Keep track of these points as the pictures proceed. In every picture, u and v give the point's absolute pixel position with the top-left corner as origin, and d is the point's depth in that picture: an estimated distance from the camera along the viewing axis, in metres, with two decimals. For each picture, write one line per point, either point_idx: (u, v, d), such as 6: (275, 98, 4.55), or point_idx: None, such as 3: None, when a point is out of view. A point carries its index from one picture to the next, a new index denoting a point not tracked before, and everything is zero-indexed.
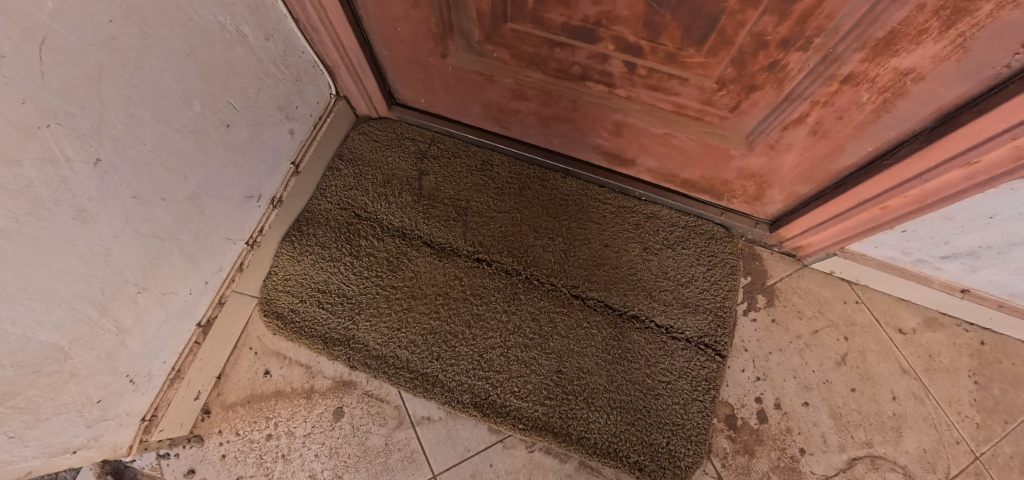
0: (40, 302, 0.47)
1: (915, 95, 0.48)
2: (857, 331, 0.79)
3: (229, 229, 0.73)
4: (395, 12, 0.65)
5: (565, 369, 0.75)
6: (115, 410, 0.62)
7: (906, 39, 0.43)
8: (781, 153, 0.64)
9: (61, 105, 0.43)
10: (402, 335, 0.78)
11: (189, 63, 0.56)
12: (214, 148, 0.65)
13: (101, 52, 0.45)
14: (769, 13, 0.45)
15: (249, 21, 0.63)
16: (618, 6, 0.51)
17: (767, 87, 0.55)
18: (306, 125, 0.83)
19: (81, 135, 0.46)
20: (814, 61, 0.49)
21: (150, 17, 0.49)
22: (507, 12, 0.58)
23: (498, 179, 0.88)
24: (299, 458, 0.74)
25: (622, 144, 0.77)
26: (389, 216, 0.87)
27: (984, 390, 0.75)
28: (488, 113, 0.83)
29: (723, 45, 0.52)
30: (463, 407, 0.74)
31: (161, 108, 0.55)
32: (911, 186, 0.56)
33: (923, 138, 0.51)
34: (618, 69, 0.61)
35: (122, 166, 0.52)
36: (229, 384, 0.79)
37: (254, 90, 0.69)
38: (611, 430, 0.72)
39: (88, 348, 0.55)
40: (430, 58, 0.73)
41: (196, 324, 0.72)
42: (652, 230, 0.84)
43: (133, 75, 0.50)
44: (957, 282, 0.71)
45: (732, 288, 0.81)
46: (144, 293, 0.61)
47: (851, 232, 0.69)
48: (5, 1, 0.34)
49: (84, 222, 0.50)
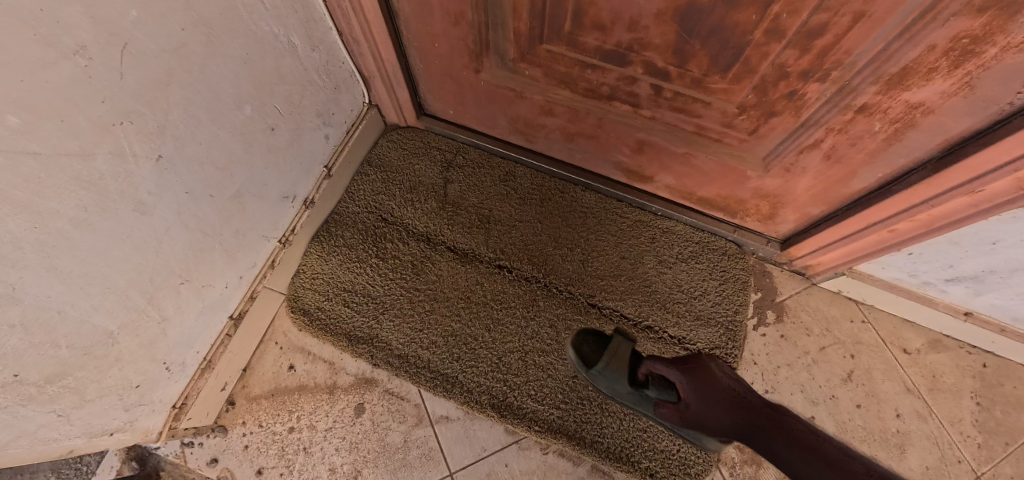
0: (97, 287, 0.50)
1: (924, 126, 0.51)
2: (863, 349, 0.82)
3: (265, 226, 0.76)
4: (434, 29, 0.70)
5: (580, 374, 0.78)
6: (150, 396, 0.65)
7: (918, 76, 0.46)
8: (796, 175, 0.68)
9: (133, 105, 0.47)
10: (424, 336, 0.81)
11: (244, 69, 0.60)
12: (259, 149, 0.69)
13: (172, 57, 0.49)
14: (792, 47, 0.49)
15: (299, 32, 0.67)
16: (650, 34, 0.55)
17: (786, 113, 0.59)
18: (339, 130, 0.87)
19: (147, 133, 0.50)
20: (831, 91, 0.53)
21: (215, 26, 0.53)
22: (543, 34, 0.62)
23: (520, 190, 0.92)
24: (320, 451, 0.77)
25: (643, 162, 0.81)
26: (415, 221, 0.90)
27: (986, 411, 0.78)
28: (514, 126, 0.86)
29: (747, 73, 0.56)
30: (481, 408, 0.76)
31: (217, 110, 0.59)
32: (919, 211, 0.59)
33: (931, 166, 0.55)
34: (645, 91, 0.65)
35: (179, 163, 0.55)
36: (254, 376, 0.81)
37: (298, 97, 0.73)
38: (624, 436, 0.75)
39: (133, 334, 0.58)
40: (464, 73, 0.77)
41: (228, 316, 0.75)
42: (667, 244, 0.88)
43: (196, 79, 0.53)
44: (961, 305, 0.74)
45: (743, 303, 0.84)
46: (186, 285, 0.64)
47: (861, 252, 0.72)
48: (95, 8, 0.38)
49: (142, 214, 0.53)
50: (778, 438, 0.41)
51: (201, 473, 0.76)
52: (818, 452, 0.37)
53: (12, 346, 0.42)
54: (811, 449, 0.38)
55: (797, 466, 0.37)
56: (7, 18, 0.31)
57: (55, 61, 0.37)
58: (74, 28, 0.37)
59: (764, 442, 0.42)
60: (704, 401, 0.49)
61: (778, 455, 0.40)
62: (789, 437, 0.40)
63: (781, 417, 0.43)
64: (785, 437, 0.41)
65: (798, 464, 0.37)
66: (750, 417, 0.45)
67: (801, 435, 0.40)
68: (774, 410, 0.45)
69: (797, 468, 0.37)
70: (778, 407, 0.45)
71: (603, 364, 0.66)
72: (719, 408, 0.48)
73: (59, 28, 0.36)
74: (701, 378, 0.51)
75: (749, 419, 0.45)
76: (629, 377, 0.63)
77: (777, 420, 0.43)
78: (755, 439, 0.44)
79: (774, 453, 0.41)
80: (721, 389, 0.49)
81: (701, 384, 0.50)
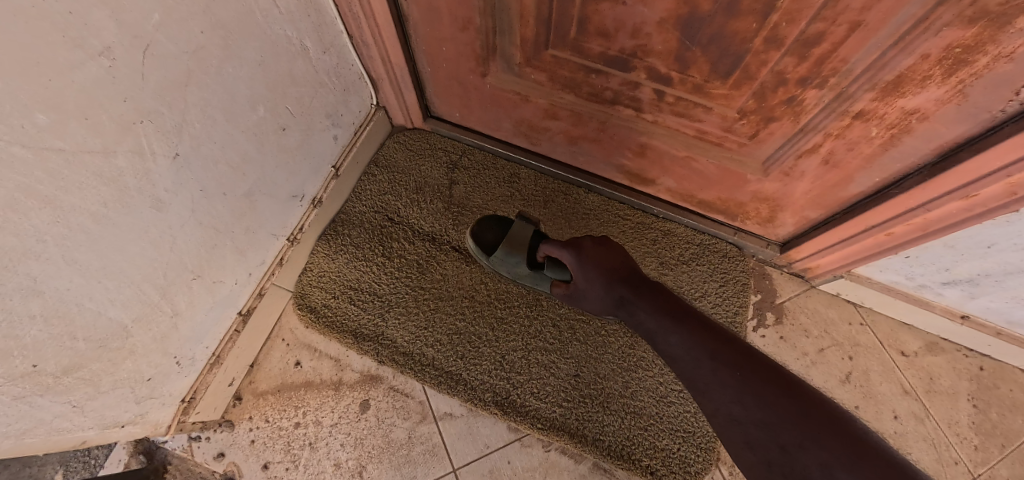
0: (114, 281, 0.52)
1: (918, 132, 0.53)
2: (861, 351, 0.84)
3: (274, 224, 0.78)
4: (443, 34, 0.72)
5: (582, 373, 0.79)
6: (160, 390, 0.67)
7: (912, 83, 0.48)
8: (795, 179, 0.69)
9: (154, 105, 0.48)
10: (429, 334, 0.82)
11: (259, 71, 0.62)
12: (271, 149, 0.71)
13: (191, 59, 0.50)
14: (790, 55, 0.51)
15: (311, 36, 0.68)
16: (653, 41, 0.57)
17: (785, 118, 0.61)
18: (348, 131, 0.89)
19: (165, 132, 0.51)
20: (828, 98, 0.55)
21: (232, 29, 0.54)
22: (549, 40, 0.64)
23: (524, 191, 0.94)
24: (326, 446, 0.78)
25: (645, 165, 0.82)
26: (420, 221, 0.91)
27: (982, 413, 0.79)
28: (519, 129, 0.88)
29: (747, 79, 0.57)
30: (484, 405, 0.78)
31: (232, 110, 0.60)
32: (915, 214, 0.60)
33: (926, 171, 0.56)
34: (648, 96, 0.67)
35: (195, 161, 0.57)
36: (260, 372, 0.83)
37: (309, 98, 0.75)
38: (625, 434, 0.76)
39: (147, 328, 0.60)
40: (470, 77, 0.79)
41: (237, 312, 0.77)
42: (668, 246, 0.90)
43: (213, 80, 0.55)
44: (958, 308, 0.75)
45: (742, 304, 0.86)
46: (198, 280, 0.65)
47: (859, 255, 0.73)
48: (120, 11, 0.40)
49: (159, 211, 0.54)
50: (666, 319, 0.52)
51: (208, 467, 0.77)
52: (695, 331, 0.49)
53: (32, 337, 0.44)
54: (691, 328, 0.50)
55: (685, 347, 0.49)
56: (38, 21, 0.33)
57: (83, 62, 0.38)
58: (102, 31, 0.39)
59: (652, 321, 0.53)
60: (607, 283, 0.57)
61: (664, 333, 0.51)
62: (672, 316, 0.52)
63: (671, 303, 0.54)
64: (670, 319, 0.52)
65: (687, 344, 0.49)
66: (640, 298, 0.55)
67: (678, 314, 0.52)
68: (653, 290, 0.56)
69: (684, 346, 0.49)
70: (656, 287, 0.56)
71: (502, 250, 0.73)
72: (617, 290, 0.57)
73: (87, 31, 0.37)
74: (609, 266, 0.58)
75: (638, 297, 0.55)
76: (527, 259, 0.71)
77: (666, 302, 0.54)
78: (640, 315, 0.54)
79: (653, 329, 0.53)
80: (619, 274, 0.58)
81: (600, 266, 0.58)
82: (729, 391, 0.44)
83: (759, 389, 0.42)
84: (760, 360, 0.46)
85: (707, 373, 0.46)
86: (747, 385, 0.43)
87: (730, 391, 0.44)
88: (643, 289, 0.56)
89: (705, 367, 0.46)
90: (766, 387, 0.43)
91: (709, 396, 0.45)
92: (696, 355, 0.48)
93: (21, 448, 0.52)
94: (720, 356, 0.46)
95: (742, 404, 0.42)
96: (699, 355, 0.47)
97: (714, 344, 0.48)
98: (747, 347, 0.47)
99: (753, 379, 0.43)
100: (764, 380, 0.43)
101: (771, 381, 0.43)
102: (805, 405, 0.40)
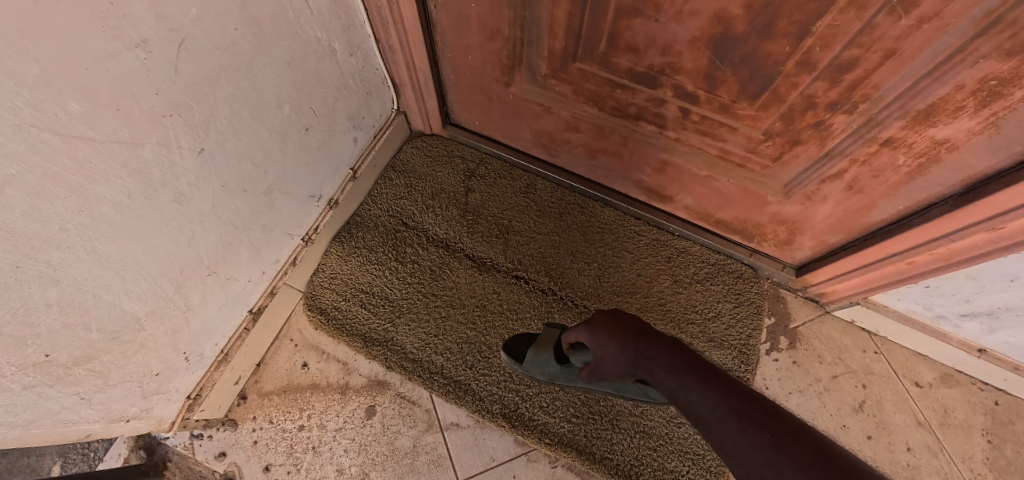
0: (131, 273, 0.51)
1: (947, 162, 0.52)
2: (875, 380, 0.83)
3: (290, 224, 0.78)
4: (470, 42, 0.72)
5: (592, 389, 0.79)
6: (167, 385, 0.66)
7: (945, 113, 0.47)
8: (817, 203, 0.69)
9: (183, 99, 0.48)
10: (439, 342, 0.82)
11: (287, 70, 0.62)
12: (292, 148, 0.71)
13: (223, 55, 0.50)
14: (822, 79, 0.51)
15: (340, 38, 0.69)
16: (683, 59, 0.57)
17: (811, 141, 0.61)
18: (367, 134, 0.89)
19: (193, 126, 0.51)
20: (857, 123, 0.54)
21: (265, 28, 0.55)
22: (577, 53, 0.64)
23: (540, 202, 0.94)
24: (329, 451, 0.77)
25: (664, 182, 0.82)
26: (435, 227, 0.91)
27: (997, 449, 0.78)
28: (539, 140, 0.88)
29: (775, 101, 0.57)
30: (492, 417, 0.77)
31: (258, 108, 0.60)
32: (939, 244, 0.60)
33: (952, 202, 0.56)
34: (673, 113, 0.67)
35: (218, 157, 0.57)
36: (266, 372, 0.82)
37: (333, 100, 0.75)
38: (634, 453, 0.75)
39: (159, 322, 0.59)
40: (494, 86, 0.79)
41: (247, 310, 0.76)
42: (683, 264, 0.89)
43: (242, 78, 0.55)
44: (975, 341, 0.74)
45: (756, 327, 0.86)
46: (213, 276, 0.65)
47: (877, 283, 0.73)
48: (159, 4, 0.39)
49: (180, 204, 0.54)
50: (684, 374, 0.45)
51: (208, 466, 0.76)
52: (717, 387, 0.42)
53: (48, 326, 0.44)
54: (715, 385, 0.42)
55: (702, 404, 0.41)
56: (80, 9, 0.33)
57: (119, 53, 0.38)
58: (138, 23, 0.38)
59: (669, 378, 0.46)
60: (619, 346, 0.52)
61: (679, 391, 0.44)
62: (695, 374, 0.44)
63: (691, 360, 0.47)
64: (692, 377, 0.44)
65: (709, 402, 0.41)
66: (657, 352, 0.49)
67: (702, 373, 0.45)
68: (670, 345, 0.49)
69: (706, 405, 0.41)
70: (675, 342, 0.50)
71: (530, 352, 0.69)
72: (630, 349, 0.51)
73: (126, 22, 0.37)
74: (620, 329, 0.53)
75: (654, 352, 0.49)
76: (555, 355, 0.66)
77: (686, 359, 0.47)
78: (659, 374, 0.47)
79: (675, 389, 0.45)
80: (632, 332, 0.52)
81: (610, 330, 0.54)
82: (760, 452, 0.34)
83: (792, 452, 0.32)
84: (793, 422, 0.36)
85: (735, 434, 0.37)
86: (779, 445, 0.33)
87: (760, 451, 0.34)
88: (658, 342, 0.50)
89: (731, 426, 0.38)
90: (802, 450, 0.32)
91: (739, 461, 0.35)
92: (721, 415, 0.39)
93: (26, 439, 0.51)
94: (748, 416, 0.38)
95: (774, 467, 0.32)
96: (724, 414, 0.39)
97: (738, 402, 0.39)
98: (782, 410, 0.38)
99: (786, 440, 0.34)
100: (800, 442, 0.33)
101: (807, 444, 0.33)
102: (840, 469, 0.30)
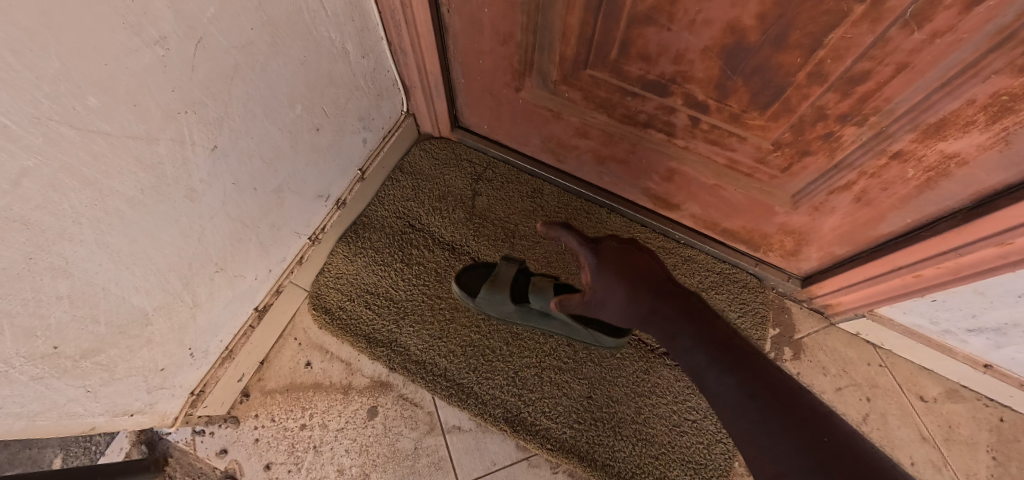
0: (141, 268, 0.52)
1: (957, 177, 0.52)
2: (879, 394, 0.83)
3: (298, 223, 0.79)
4: (482, 47, 0.73)
5: (595, 395, 0.79)
6: (172, 380, 0.66)
7: (956, 127, 0.47)
8: (824, 214, 0.69)
9: (199, 96, 0.48)
10: (442, 344, 0.82)
11: (300, 70, 0.62)
12: (303, 147, 0.71)
13: (239, 53, 0.51)
14: (833, 91, 0.51)
15: (353, 39, 0.69)
16: (695, 68, 0.58)
17: (820, 153, 0.61)
18: (377, 135, 0.89)
19: (207, 123, 0.51)
20: (867, 136, 0.55)
21: (281, 28, 0.55)
22: (588, 60, 0.65)
23: (547, 207, 0.94)
24: (330, 451, 0.77)
25: (671, 190, 0.83)
26: (441, 230, 0.92)
27: (1002, 466, 0.77)
28: (547, 145, 0.89)
29: (786, 112, 0.57)
30: (494, 421, 0.77)
31: (271, 107, 0.61)
32: (947, 258, 0.60)
33: (962, 216, 0.56)
34: (682, 121, 0.67)
35: (230, 155, 0.57)
36: (270, 370, 0.82)
37: (344, 100, 0.75)
38: (636, 461, 0.75)
39: (167, 317, 0.59)
40: (504, 90, 0.80)
41: (253, 307, 0.76)
42: (688, 273, 0.89)
43: (257, 77, 0.56)
44: (981, 356, 0.74)
45: (760, 337, 0.85)
46: (221, 273, 0.65)
47: (885, 296, 0.72)
48: (178, 2, 0.40)
49: (192, 201, 0.54)
50: (712, 351, 0.46)
51: (209, 463, 0.76)
52: (746, 371, 0.43)
53: (57, 318, 0.44)
54: (749, 371, 0.43)
55: (733, 389, 0.43)
56: (102, 5, 0.33)
57: (138, 49, 0.39)
58: (157, 19, 0.39)
59: (697, 351, 0.47)
60: (631, 292, 0.55)
61: (709, 369, 0.45)
62: (728, 356, 0.45)
63: (718, 334, 0.48)
64: (724, 356, 0.45)
65: (747, 390, 0.42)
66: (680, 317, 0.50)
67: (727, 347, 0.46)
68: (687, 308, 0.51)
69: (739, 389, 0.42)
70: (691, 304, 0.52)
71: (485, 290, 0.76)
72: (646, 302, 0.54)
73: (146, 19, 0.38)
74: (639, 283, 0.55)
75: (675, 317, 0.51)
76: (510, 295, 0.75)
77: (711, 331, 0.48)
78: (682, 340, 0.49)
79: (703, 365, 0.46)
80: (646, 283, 0.55)
81: (625, 275, 0.57)
82: (807, 458, 0.35)
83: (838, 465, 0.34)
84: (838, 431, 0.37)
85: (778, 431, 0.38)
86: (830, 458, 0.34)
87: (807, 457, 0.35)
88: (675, 302, 0.52)
89: (771, 420, 0.39)
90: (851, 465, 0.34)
91: (774, 457, 0.37)
92: (760, 406, 0.40)
93: (30, 430, 0.51)
94: (792, 414, 0.39)
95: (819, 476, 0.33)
96: (764, 407, 0.40)
97: (764, 388, 0.42)
98: (827, 411, 0.40)
99: (819, 447, 0.36)
100: (846, 453, 0.35)
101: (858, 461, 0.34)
102: None
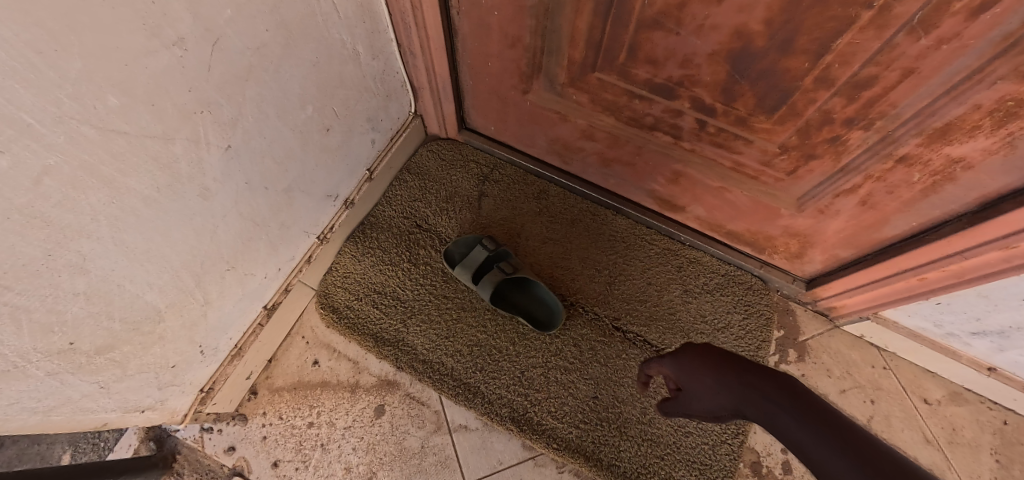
0: (155, 265, 0.52)
1: (962, 181, 0.53)
2: (883, 396, 0.83)
3: (307, 223, 0.79)
4: (490, 50, 0.73)
5: (601, 396, 0.80)
6: (182, 377, 0.67)
7: (961, 132, 0.48)
8: (829, 217, 0.70)
9: (214, 97, 0.49)
10: (449, 344, 0.82)
11: (312, 72, 0.63)
12: (313, 148, 0.72)
13: (253, 55, 0.52)
14: (839, 95, 0.52)
15: (363, 41, 0.70)
16: (702, 72, 0.58)
17: (826, 156, 0.61)
18: (385, 136, 0.90)
19: (222, 123, 0.52)
20: (873, 139, 0.55)
21: (295, 30, 0.56)
22: (596, 63, 0.66)
23: (553, 209, 0.95)
24: (337, 449, 0.78)
25: (676, 192, 0.83)
26: (448, 230, 0.93)
27: (1005, 469, 0.78)
28: (553, 147, 0.89)
29: (792, 116, 0.58)
30: (501, 420, 0.78)
31: (283, 107, 0.61)
32: (951, 261, 0.60)
33: (966, 219, 0.56)
34: (689, 124, 0.68)
35: (243, 155, 0.58)
36: (277, 369, 0.83)
37: (354, 101, 0.76)
38: (641, 461, 0.76)
39: (179, 314, 0.60)
40: (512, 92, 0.80)
41: (262, 306, 0.77)
42: (693, 275, 0.90)
43: (270, 78, 0.56)
44: (985, 359, 0.74)
45: (765, 339, 0.86)
46: (232, 271, 0.66)
47: (890, 298, 0.73)
48: (196, 4, 0.41)
49: (206, 200, 0.55)
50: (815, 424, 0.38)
51: (218, 460, 0.77)
52: (846, 433, 0.36)
53: (73, 313, 0.44)
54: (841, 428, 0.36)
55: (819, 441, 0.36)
56: (123, 7, 0.34)
57: (157, 50, 0.39)
58: (175, 21, 0.40)
59: (803, 433, 0.38)
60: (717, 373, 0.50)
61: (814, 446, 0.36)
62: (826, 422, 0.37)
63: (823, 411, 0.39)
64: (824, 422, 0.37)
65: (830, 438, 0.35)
66: (775, 392, 0.43)
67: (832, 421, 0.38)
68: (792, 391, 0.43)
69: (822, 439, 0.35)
70: (801, 391, 0.43)
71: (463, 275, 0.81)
72: (735, 380, 0.48)
73: (165, 21, 0.38)
74: (723, 360, 0.51)
75: (771, 393, 0.44)
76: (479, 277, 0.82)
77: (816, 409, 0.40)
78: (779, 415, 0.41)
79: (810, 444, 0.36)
80: (732, 364, 0.50)
81: (706, 356, 0.53)
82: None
83: None
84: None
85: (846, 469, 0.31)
86: None
87: None
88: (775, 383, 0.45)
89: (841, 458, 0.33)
90: None
91: None
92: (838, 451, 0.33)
93: (44, 425, 0.51)
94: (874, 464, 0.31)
95: None
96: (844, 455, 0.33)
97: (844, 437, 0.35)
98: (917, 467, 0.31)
99: None
100: None
101: None
102: None
